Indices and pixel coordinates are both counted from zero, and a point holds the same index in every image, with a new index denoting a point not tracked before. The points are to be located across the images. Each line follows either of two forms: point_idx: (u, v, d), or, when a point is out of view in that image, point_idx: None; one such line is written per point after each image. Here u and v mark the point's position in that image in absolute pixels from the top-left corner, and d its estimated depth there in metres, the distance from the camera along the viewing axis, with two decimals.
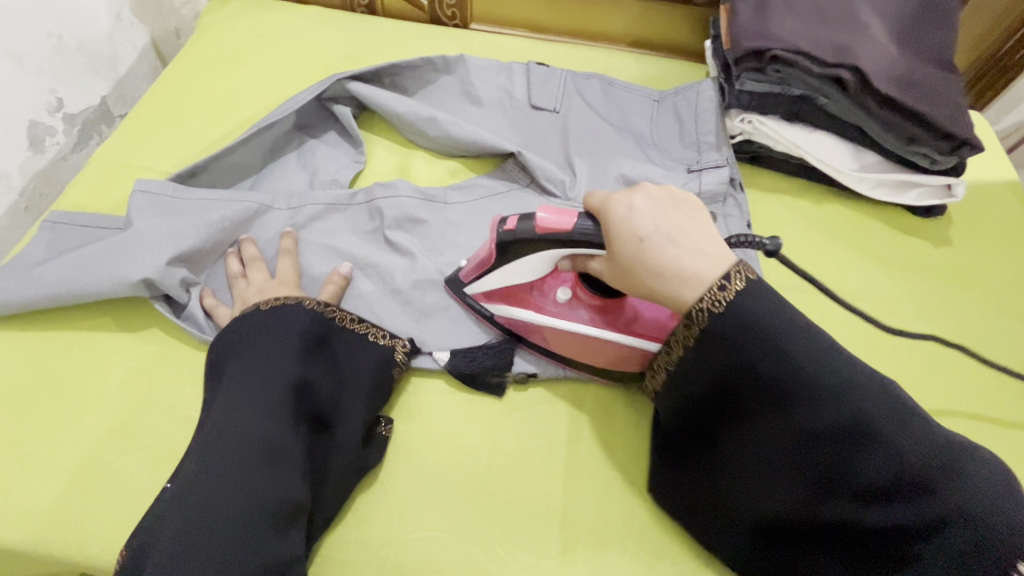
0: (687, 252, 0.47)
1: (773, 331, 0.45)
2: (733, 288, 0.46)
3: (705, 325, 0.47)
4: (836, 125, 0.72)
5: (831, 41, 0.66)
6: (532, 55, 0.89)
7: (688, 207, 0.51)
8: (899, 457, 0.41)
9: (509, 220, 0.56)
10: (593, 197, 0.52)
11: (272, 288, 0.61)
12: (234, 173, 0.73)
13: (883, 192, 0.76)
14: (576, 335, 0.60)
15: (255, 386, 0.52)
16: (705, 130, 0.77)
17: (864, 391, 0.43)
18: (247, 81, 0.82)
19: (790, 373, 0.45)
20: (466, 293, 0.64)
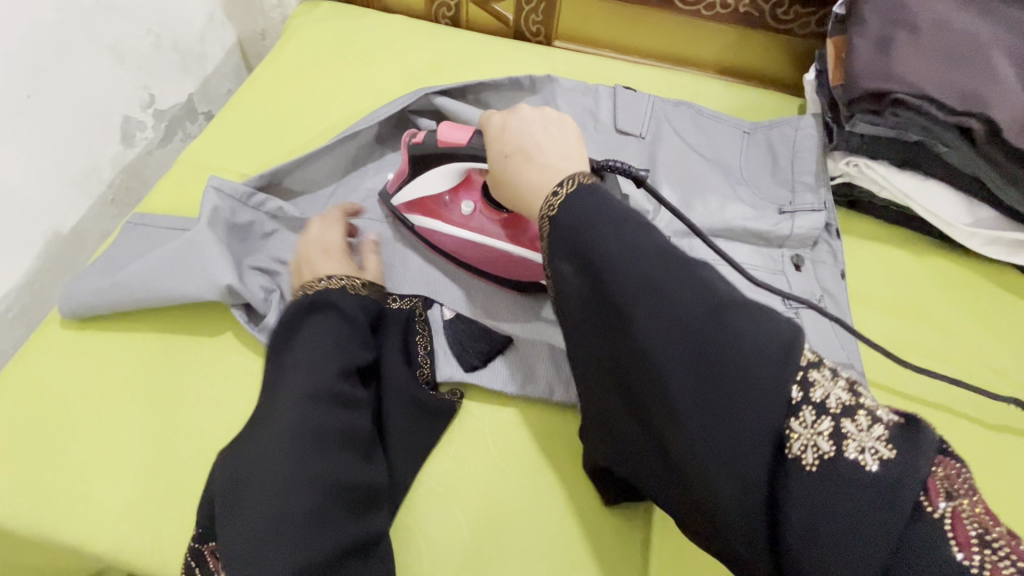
0: (538, 166, 0.48)
1: (598, 238, 0.41)
2: (565, 192, 0.44)
3: (546, 228, 0.44)
4: (955, 176, 0.66)
5: (967, 83, 0.60)
6: (617, 77, 0.86)
7: (553, 129, 0.52)
8: (708, 366, 0.37)
9: (418, 136, 0.62)
10: (486, 119, 0.57)
11: (335, 254, 0.61)
12: (316, 181, 0.72)
13: (997, 250, 0.68)
14: (474, 241, 0.63)
15: (315, 375, 0.49)
16: (802, 169, 0.72)
17: (654, 288, 0.39)
18: (331, 88, 0.82)
19: (669, 308, 0.38)
20: (392, 202, 0.68)
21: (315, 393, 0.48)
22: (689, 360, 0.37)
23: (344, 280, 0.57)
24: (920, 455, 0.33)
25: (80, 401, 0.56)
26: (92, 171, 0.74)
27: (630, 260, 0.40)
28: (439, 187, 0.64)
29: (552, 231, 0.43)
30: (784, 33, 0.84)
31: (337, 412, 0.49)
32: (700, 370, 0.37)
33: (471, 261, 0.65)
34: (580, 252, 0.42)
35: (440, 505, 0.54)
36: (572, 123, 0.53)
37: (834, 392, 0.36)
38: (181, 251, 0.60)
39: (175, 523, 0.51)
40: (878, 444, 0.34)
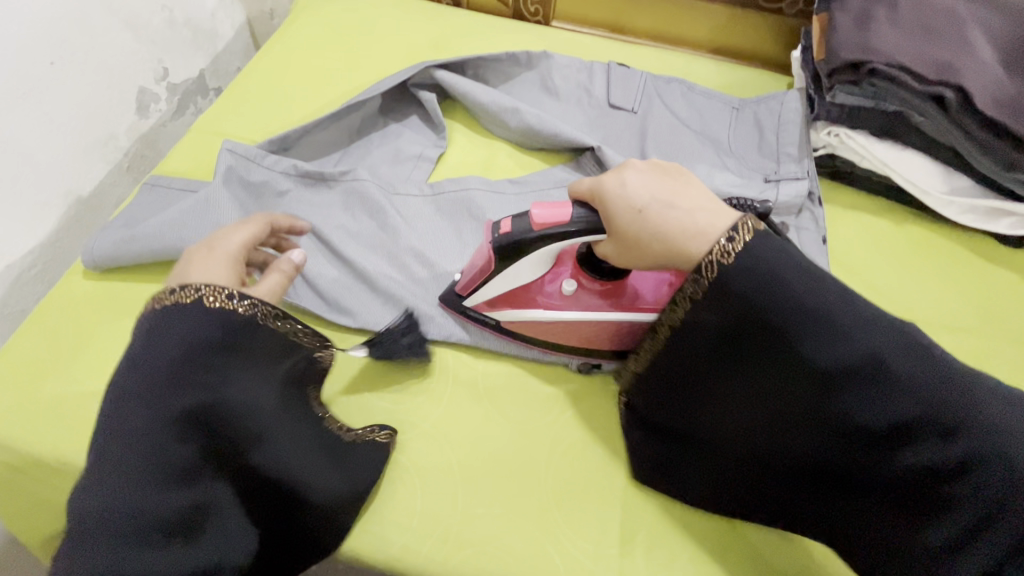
0: (688, 216, 0.48)
1: (771, 276, 0.45)
2: (740, 239, 0.46)
3: (716, 278, 0.46)
4: (931, 145, 0.69)
5: (940, 55, 0.63)
6: (612, 55, 0.89)
7: (671, 179, 0.51)
8: (890, 399, 0.43)
9: (502, 224, 0.54)
10: (580, 189, 0.53)
11: (212, 262, 0.50)
12: (321, 150, 0.76)
13: (972, 219, 0.71)
14: (587, 322, 0.59)
15: (131, 413, 0.43)
16: (786, 141, 0.75)
17: (806, 317, 0.44)
18: (337, 63, 0.85)
19: (845, 344, 0.44)
20: (469, 307, 0.61)
21: (150, 440, 0.43)
22: (897, 404, 0.43)
23: (204, 291, 0.46)
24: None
25: (101, 346, 0.60)
26: (109, 139, 0.77)
27: (776, 280, 0.45)
28: (532, 277, 0.57)
29: (719, 283, 0.46)
30: (773, 12, 0.87)
31: (174, 455, 0.44)
32: (901, 413, 0.43)
33: (568, 340, 0.61)
34: (741, 291, 0.46)
35: (432, 448, 0.57)
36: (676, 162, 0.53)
37: None
38: (195, 207, 0.64)
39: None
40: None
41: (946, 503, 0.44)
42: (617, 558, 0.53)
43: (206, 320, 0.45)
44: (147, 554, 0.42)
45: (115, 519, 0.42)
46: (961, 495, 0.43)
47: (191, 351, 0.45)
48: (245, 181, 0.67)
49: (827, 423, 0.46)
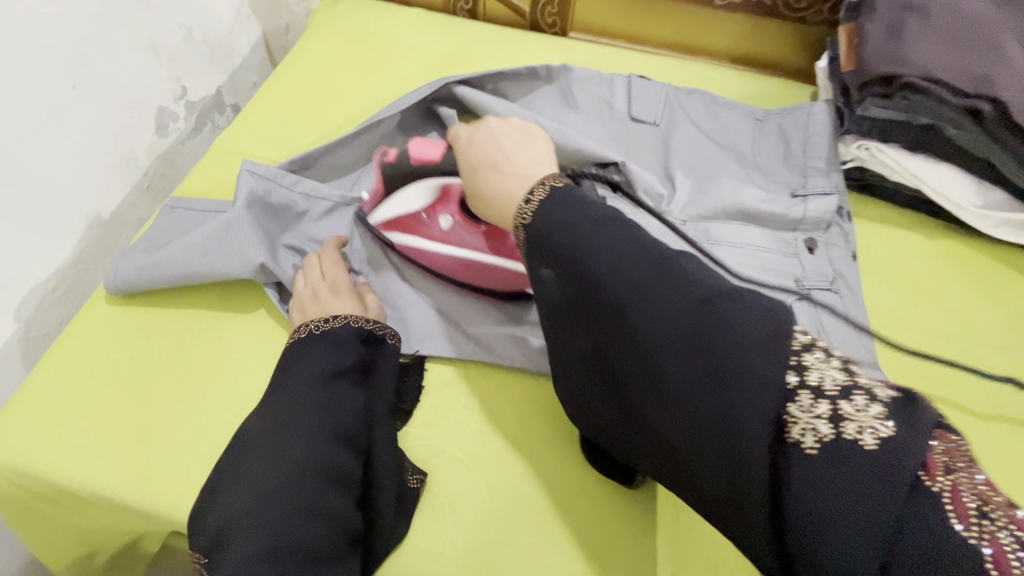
0: (503, 173, 0.54)
1: (584, 240, 0.44)
2: (535, 201, 0.48)
3: (525, 233, 0.48)
4: (964, 158, 0.67)
5: (977, 65, 0.61)
6: (631, 66, 0.88)
7: (510, 135, 0.58)
8: (683, 351, 0.37)
9: (389, 153, 0.67)
10: (454, 131, 0.62)
11: (323, 290, 0.60)
12: (342, 169, 0.76)
13: (1007, 232, 0.69)
14: (456, 258, 0.63)
15: (308, 407, 0.49)
16: (814, 154, 0.73)
17: (601, 278, 0.42)
18: (354, 79, 0.85)
19: (654, 311, 0.39)
20: (367, 222, 0.66)
21: (319, 432, 0.48)
22: (687, 347, 0.37)
23: (350, 318, 0.56)
24: (919, 435, 0.30)
25: (127, 371, 0.59)
26: (130, 159, 0.77)
27: (586, 239, 0.44)
28: (417, 204, 0.65)
29: (534, 239, 0.47)
30: (796, 21, 0.85)
31: (337, 447, 0.48)
32: (699, 359, 0.36)
33: (462, 281, 0.64)
34: (558, 249, 0.45)
35: (462, 475, 0.56)
36: (533, 126, 0.60)
37: (830, 373, 0.33)
38: (214, 233, 0.63)
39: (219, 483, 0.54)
40: (878, 426, 0.31)
41: (785, 475, 0.32)
42: None
43: (356, 329, 0.56)
44: (317, 539, 0.45)
45: (281, 505, 0.45)
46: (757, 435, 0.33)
47: (350, 352, 0.54)
48: (266, 203, 0.66)
49: (647, 371, 0.39)
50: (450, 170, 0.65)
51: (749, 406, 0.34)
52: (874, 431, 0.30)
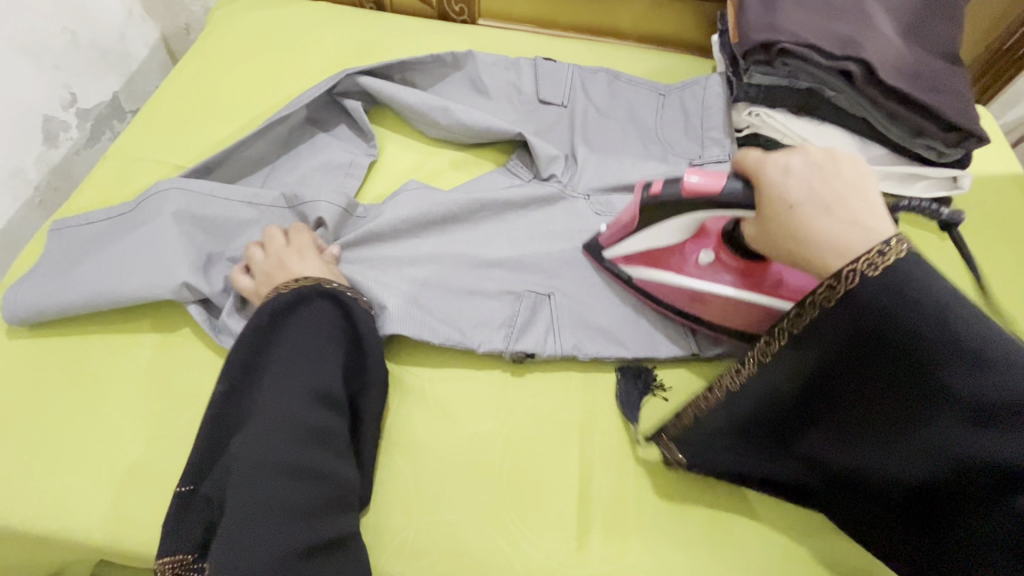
0: (841, 225, 0.43)
1: (916, 301, 0.40)
2: (886, 259, 0.41)
3: (845, 293, 0.42)
4: (843, 118, 0.71)
5: (844, 31, 0.66)
6: (539, 49, 0.89)
7: (848, 172, 0.45)
8: (1019, 411, 0.37)
9: (653, 185, 0.55)
10: (745, 157, 0.50)
11: (289, 257, 0.58)
12: (249, 168, 0.71)
13: (890, 184, 0.73)
14: (721, 295, 0.58)
15: (302, 369, 0.50)
16: (711, 124, 0.75)
17: (873, 328, 0.41)
18: (257, 77, 0.82)
19: (959, 367, 0.39)
20: (604, 257, 0.64)
21: (311, 394, 0.49)
22: (1011, 438, 0.37)
23: (320, 280, 0.55)
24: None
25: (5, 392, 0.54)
26: (15, 173, 0.73)
27: (915, 302, 0.40)
28: (670, 238, 0.60)
29: (846, 305, 0.42)
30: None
31: (316, 406, 0.50)
32: (1018, 428, 0.37)
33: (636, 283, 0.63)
34: (878, 319, 0.41)
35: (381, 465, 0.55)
36: (845, 161, 0.46)
37: None
38: (138, 251, 0.57)
39: (110, 504, 0.50)
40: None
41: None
42: (573, 549, 0.53)
43: (310, 295, 0.54)
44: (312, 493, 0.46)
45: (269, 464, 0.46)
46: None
47: (330, 317, 0.54)
48: (196, 217, 0.60)
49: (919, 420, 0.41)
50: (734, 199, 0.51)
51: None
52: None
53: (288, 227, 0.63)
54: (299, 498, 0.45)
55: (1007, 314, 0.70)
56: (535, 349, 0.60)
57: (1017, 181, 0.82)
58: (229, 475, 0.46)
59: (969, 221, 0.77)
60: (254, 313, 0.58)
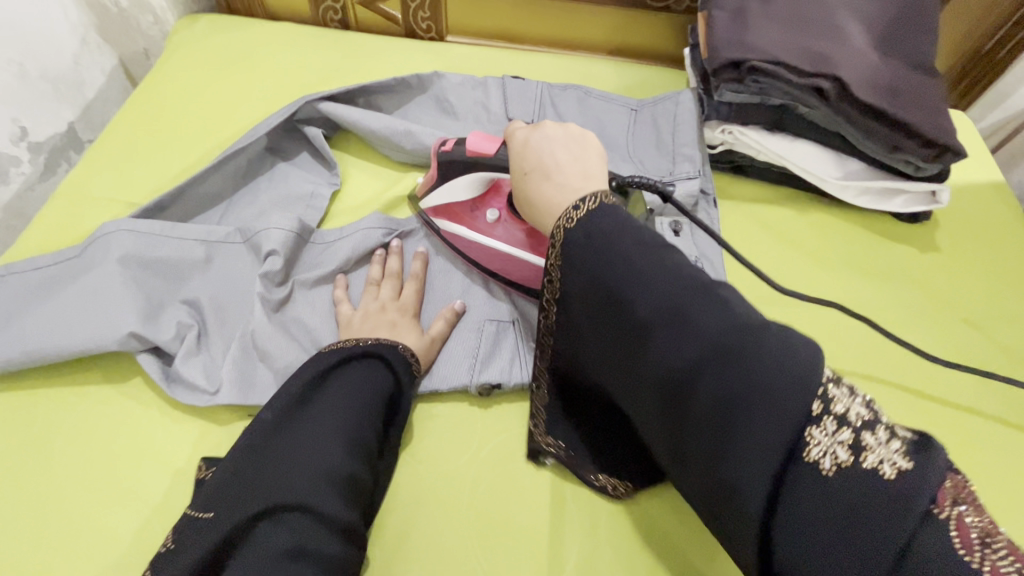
0: (556, 187, 0.49)
1: (617, 245, 0.42)
2: (585, 209, 0.44)
3: (562, 239, 0.44)
4: (819, 133, 0.69)
5: (815, 47, 0.64)
6: (509, 66, 0.87)
7: (586, 151, 0.52)
8: (697, 346, 0.37)
9: (447, 143, 0.63)
10: (510, 127, 0.58)
11: (392, 307, 0.60)
12: (205, 204, 0.69)
13: (868, 199, 0.72)
14: (499, 249, 0.63)
15: (353, 417, 0.48)
16: (683, 140, 0.74)
17: (594, 272, 0.42)
18: (216, 103, 0.80)
19: (649, 293, 0.40)
20: (421, 210, 0.69)
21: (355, 445, 0.47)
22: (706, 372, 0.37)
23: (399, 343, 0.56)
24: (934, 470, 0.32)
25: None
26: None
27: (618, 245, 0.42)
28: (464, 196, 0.65)
29: (566, 255, 0.44)
30: (662, 10, 0.86)
31: (359, 461, 0.47)
32: (687, 346, 0.38)
33: (462, 254, 0.65)
34: (593, 269, 0.42)
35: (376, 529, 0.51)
36: (593, 140, 0.53)
37: (854, 406, 0.35)
38: (85, 300, 0.55)
39: (56, 573, 0.48)
40: (894, 456, 0.33)
41: (797, 485, 0.34)
42: None
43: (401, 359, 0.55)
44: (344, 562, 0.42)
45: (297, 508, 0.41)
46: (786, 452, 0.34)
47: (388, 376, 0.53)
48: (145, 259, 0.58)
49: (630, 361, 0.41)
50: (501, 165, 0.59)
51: (761, 442, 0.35)
52: (893, 462, 0.33)
53: (245, 266, 0.61)
54: (319, 551, 0.40)
55: (991, 330, 0.68)
56: (500, 380, 0.58)
57: (999, 189, 0.80)
58: (253, 533, 0.40)
59: (950, 234, 0.76)
60: (210, 362, 0.56)
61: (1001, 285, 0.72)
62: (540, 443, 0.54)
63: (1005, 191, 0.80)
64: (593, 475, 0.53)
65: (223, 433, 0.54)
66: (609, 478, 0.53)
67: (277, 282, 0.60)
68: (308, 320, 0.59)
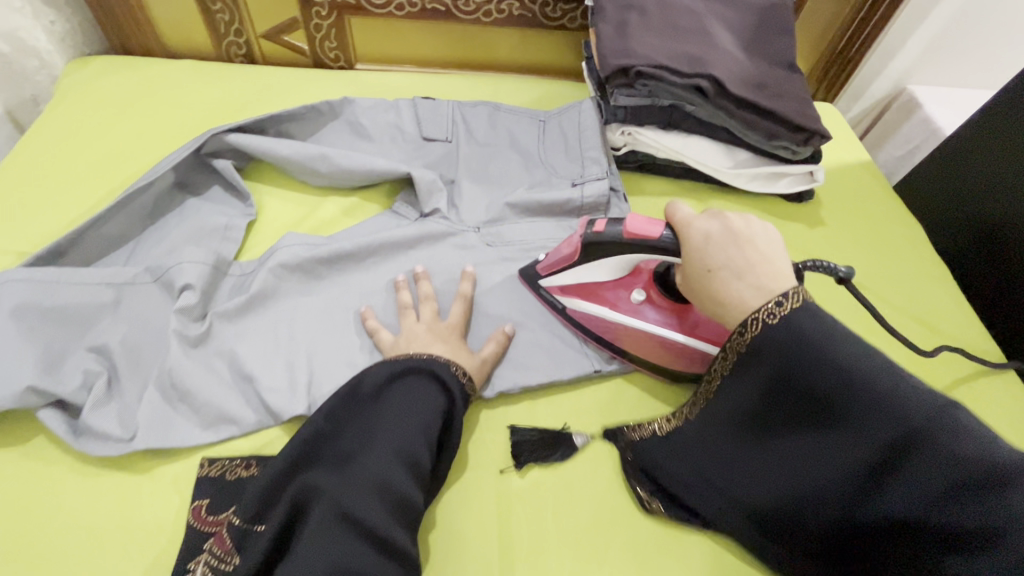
0: (749, 288, 0.48)
1: (819, 339, 0.44)
2: (788, 305, 0.46)
3: (756, 339, 0.46)
4: (707, 128, 0.76)
5: (692, 52, 0.71)
6: (420, 88, 0.89)
7: (765, 245, 0.51)
8: (906, 428, 0.41)
9: (597, 223, 0.59)
10: (672, 213, 0.55)
11: (435, 331, 0.61)
12: (109, 246, 0.66)
13: (758, 184, 0.80)
14: (649, 332, 0.62)
15: (408, 430, 0.50)
16: (589, 146, 0.77)
17: (774, 358, 0.45)
18: (116, 145, 0.77)
19: (837, 382, 0.43)
20: (542, 286, 0.66)
21: (406, 458, 0.49)
22: (923, 464, 0.40)
23: (450, 364, 0.56)
24: None
25: None
26: None
27: (812, 337, 0.44)
28: (605, 276, 0.63)
29: (753, 354, 0.46)
30: (557, 28, 0.91)
31: (410, 476, 0.48)
32: (885, 433, 0.42)
33: (579, 326, 0.65)
34: (779, 365, 0.45)
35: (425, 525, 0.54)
36: (778, 238, 0.52)
37: None
38: None
39: None
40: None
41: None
42: None
43: (450, 373, 0.55)
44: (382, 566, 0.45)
45: (348, 519, 0.45)
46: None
47: (441, 390, 0.54)
48: (42, 309, 0.55)
49: (814, 438, 0.45)
50: (671, 253, 0.56)
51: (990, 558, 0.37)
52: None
53: (158, 305, 0.59)
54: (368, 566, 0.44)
55: (877, 292, 0.76)
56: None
57: (868, 167, 0.91)
58: (314, 522, 0.45)
59: (832, 210, 0.84)
60: (124, 409, 0.53)
61: (880, 250, 0.81)
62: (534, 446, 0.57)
63: (873, 168, 0.91)
64: (640, 491, 0.55)
65: (142, 481, 0.51)
66: (654, 496, 0.55)
67: (194, 317, 0.58)
68: (236, 349, 0.57)
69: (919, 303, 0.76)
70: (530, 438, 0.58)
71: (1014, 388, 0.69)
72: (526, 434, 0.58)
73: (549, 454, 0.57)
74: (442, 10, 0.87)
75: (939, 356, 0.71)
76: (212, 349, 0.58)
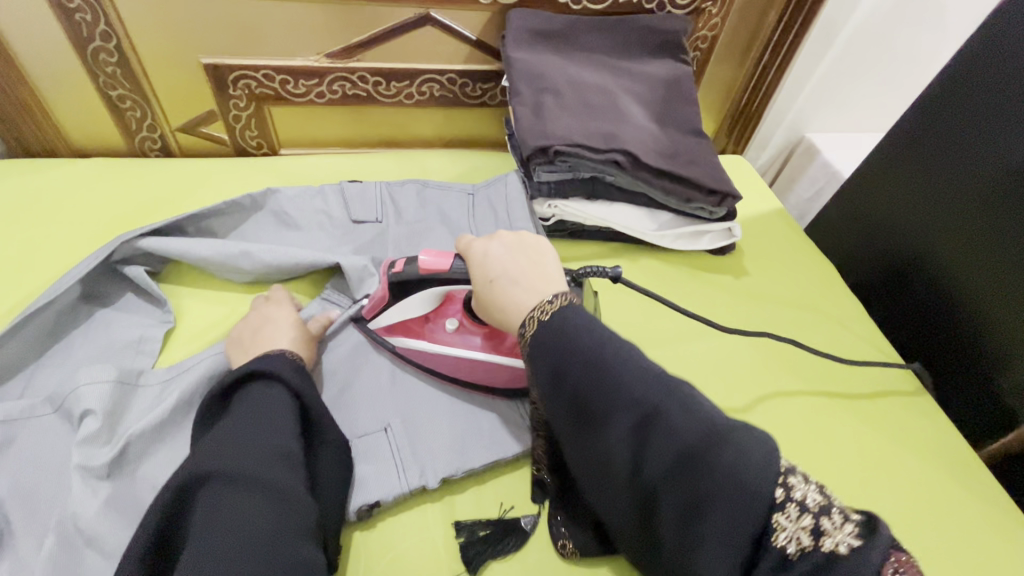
0: (521, 292, 0.54)
1: (577, 345, 0.48)
2: (553, 306, 0.51)
3: (532, 336, 0.50)
4: (628, 195, 0.80)
5: (606, 128, 0.75)
6: (347, 170, 0.89)
7: (534, 255, 0.58)
8: (660, 427, 0.43)
9: (396, 264, 0.63)
10: (460, 240, 0.62)
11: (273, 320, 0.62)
12: (3, 375, 0.60)
13: (683, 243, 0.84)
14: (468, 357, 0.64)
15: (265, 406, 0.51)
16: (518, 218, 0.79)
17: (542, 364, 0.49)
18: (14, 258, 0.72)
19: (599, 382, 0.46)
20: (367, 326, 0.68)
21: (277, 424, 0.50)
22: (664, 455, 0.43)
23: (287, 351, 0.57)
24: (879, 545, 0.38)
25: None
26: None
27: (574, 342, 0.48)
28: (419, 311, 0.66)
29: (531, 354, 0.50)
30: (479, 104, 0.94)
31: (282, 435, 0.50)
32: (633, 433, 0.44)
33: (408, 361, 0.66)
34: (551, 363, 0.48)
35: None
36: (547, 246, 0.60)
37: (838, 528, 0.39)
38: None
39: None
40: (847, 537, 0.38)
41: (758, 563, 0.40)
42: None
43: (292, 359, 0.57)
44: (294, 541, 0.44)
45: (251, 490, 0.45)
46: (754, 532, 0.40)
47: (289, 368, 0.55)
48: None
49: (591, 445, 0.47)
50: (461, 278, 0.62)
51: (730, 518, 0.40)
52: (848, 543, 0.38)
53: (61, 439, 0.54)
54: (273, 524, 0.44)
55: (803, 334, 0.80)
56: (378, 497, 0.56)
57: (781, 214, 0.97)
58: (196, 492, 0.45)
59: (753, 258, 0.89)
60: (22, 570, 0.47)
61: (799, 291, 0.86)
62: (488, 544, 0.55)
63: (785, 215, 0.97)
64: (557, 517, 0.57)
65: None
66: (570, 538, 0.55)
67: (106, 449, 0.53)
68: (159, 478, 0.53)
69: (841, 340, 0.81)
70: (480, 534, 0.56)
71: (924, 414, 0.74)
72: (476, 527, 0.56)
73: (503, 549, 0.55)
74: (363, 95, 0.88)
75: (860, 394, 0.75)
76: (128, 480, 0.53)
